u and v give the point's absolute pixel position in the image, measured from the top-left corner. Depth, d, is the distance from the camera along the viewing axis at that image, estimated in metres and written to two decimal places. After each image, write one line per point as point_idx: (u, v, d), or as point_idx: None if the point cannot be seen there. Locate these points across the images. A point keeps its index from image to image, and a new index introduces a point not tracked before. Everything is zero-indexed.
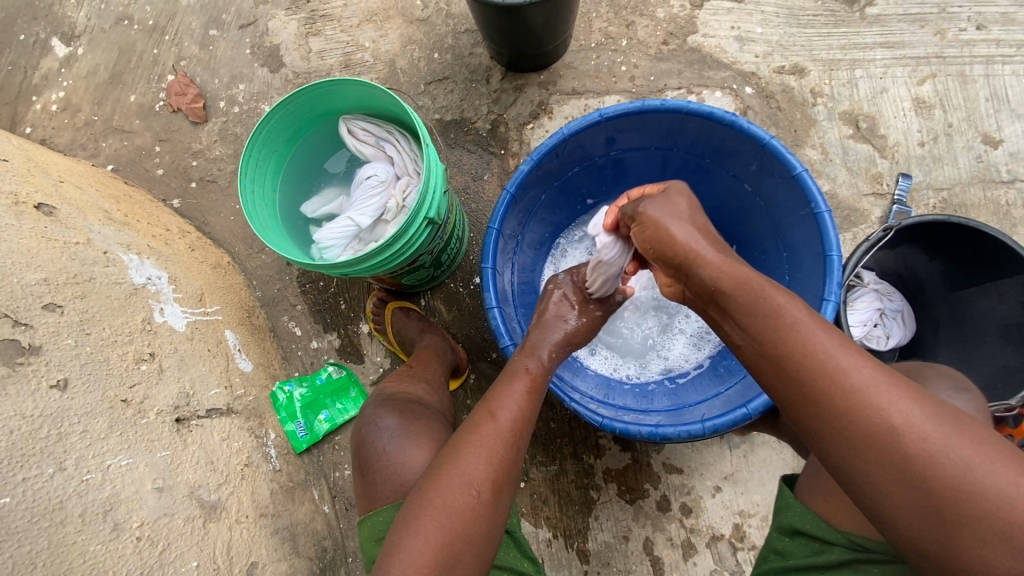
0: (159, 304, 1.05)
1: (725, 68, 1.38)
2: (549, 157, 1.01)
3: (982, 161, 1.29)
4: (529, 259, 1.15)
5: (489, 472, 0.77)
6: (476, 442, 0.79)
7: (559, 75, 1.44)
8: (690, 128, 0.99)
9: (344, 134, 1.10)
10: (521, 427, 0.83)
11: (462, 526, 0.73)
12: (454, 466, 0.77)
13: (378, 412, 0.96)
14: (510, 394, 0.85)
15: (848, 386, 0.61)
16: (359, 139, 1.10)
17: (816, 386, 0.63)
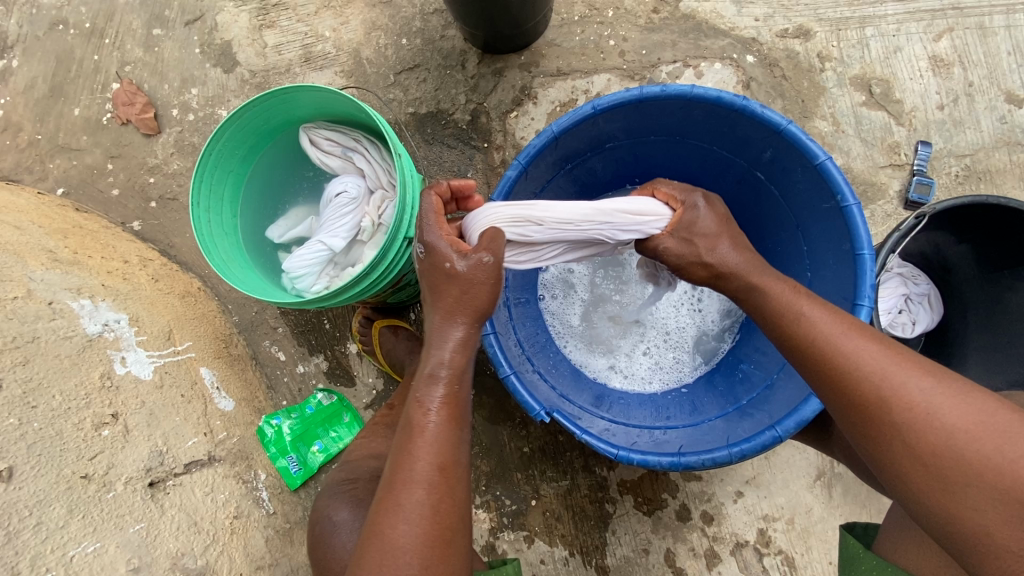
0: (120, 353, 0.96)
1: (723, 36, 1.25)
2: (539, 159, 0.90)
3: (1006, 122, 1.19)
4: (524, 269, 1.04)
5: (410, 561, 0.62)
6: (391, 527, 0.63)
7: (541, 55, 1.31)
8: (694, 114, 0.88)
9: (306, 145, 0.97)
10: (441, 478, 0.66)
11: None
12: (365, 561, 0.63)
13: (337, 499, 0.94)
14: (417, 446, 0.66)
15: (903, 406, 0.60)
16: (324, 151, 0.98)
17: (883, 417, 0.61)
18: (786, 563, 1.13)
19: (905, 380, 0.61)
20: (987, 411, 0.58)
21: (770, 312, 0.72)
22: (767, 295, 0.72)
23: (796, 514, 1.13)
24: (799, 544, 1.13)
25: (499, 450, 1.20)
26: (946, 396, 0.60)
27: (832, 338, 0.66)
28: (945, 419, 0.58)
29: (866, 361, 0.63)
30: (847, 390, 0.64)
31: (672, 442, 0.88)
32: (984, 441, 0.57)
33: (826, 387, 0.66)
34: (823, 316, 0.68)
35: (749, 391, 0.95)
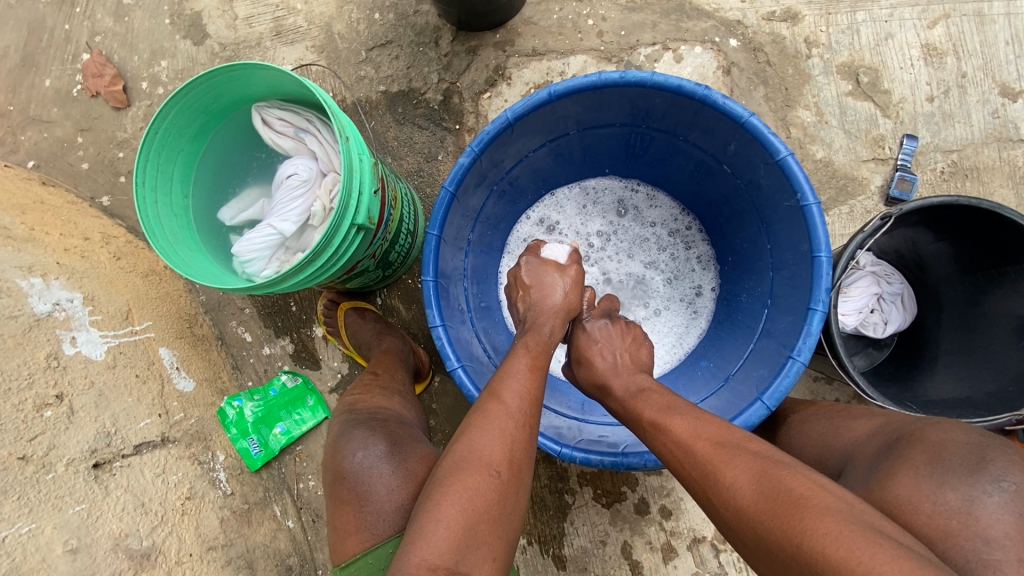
0: (71, 333, 0.95)
1: (706, 17, 1.20)
2: (493, 148, 0.87)
3: (998, 117, 1.13)
4: (481, 262, 1.02)
5: (507, 454, 0.70)
6: (494, 421, 0.72)
7: (516, 33, 1.26)
8: (656, 102, 0.85)
9: (259, 126, 0.95)
10: (532, 407, 0.76)
11: (476, 520, 0.65)
12: (467, 445, 0.71)
13: (371, 433, 0.92)
14: (516, 372, 0.78)
15: (720, 499, 0.60)
16: (277, 132, 0.95)
17: (719, 514, 0.60)
18: (743, 559, 1.12)
19: (722, 471, 0.61)
20: (813, 494, 0.54)
21: (674, 466, 0.67)
22: (665, 438, 0.69)
23: None
24: None
25: None
26: (858, 528, 0.49)
27: (668, 433, 0.69)
28: (763, 508, 0.55)
29: (690, 449, 0.65)
30: (699, 485, 0.63)
31: (623, 439, 0.88)
32: (808, 523, 0.51)
33: (756, 559, 0.56)
34: (671, 418, 0.71)
35: (705, 391, 0.93)
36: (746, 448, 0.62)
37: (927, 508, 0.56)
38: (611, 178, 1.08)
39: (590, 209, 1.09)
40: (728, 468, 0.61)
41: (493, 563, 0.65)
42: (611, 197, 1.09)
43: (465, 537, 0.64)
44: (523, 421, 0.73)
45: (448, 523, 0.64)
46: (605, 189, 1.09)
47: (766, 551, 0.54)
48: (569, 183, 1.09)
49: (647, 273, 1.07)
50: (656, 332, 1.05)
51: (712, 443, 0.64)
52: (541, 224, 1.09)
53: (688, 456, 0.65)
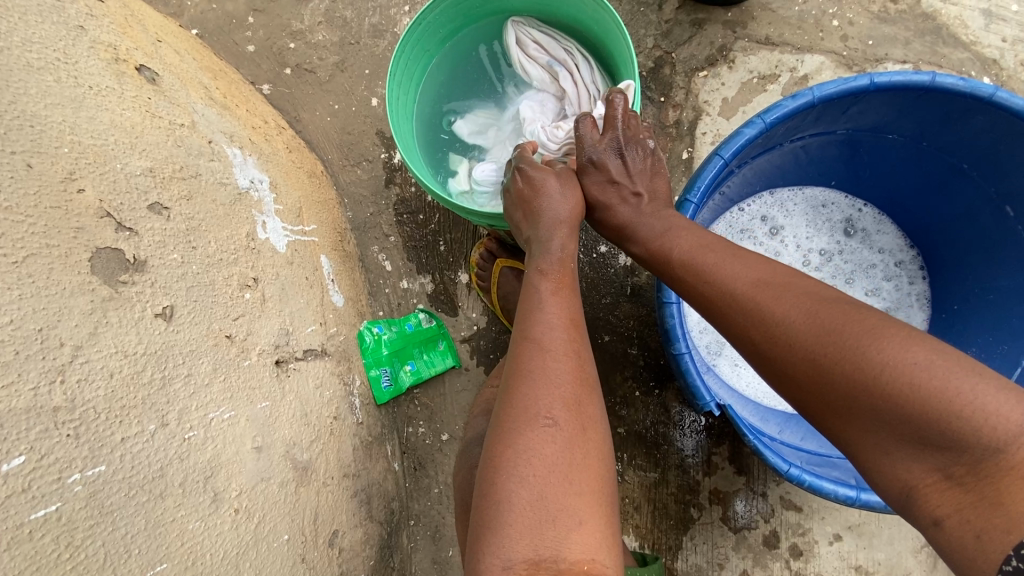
0: (262, 218, 0.87)
1: (963, 48, 1.11)
2: (782, 124, 0.80)
3: None
4: None
5: (557, 400, 0.61)
6: (541, 364, 0.63)
7: (751, 16, 1.17)
8: (973, 121, 0.78)
9: (511, 44, 0.87)
10: (572, 334, 0.67)
11: (556, 492, 0.56)
12: (515, 404, 0.61)
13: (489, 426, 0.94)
14: (540, 302, 0.69)
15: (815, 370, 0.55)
16: (529, 55, 0.87)
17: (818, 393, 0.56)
18: None
19: (807, 342, 0.57)
20: (843, 361, 0.54)
21: (726, 308, 0.65)
22: (751, 309, 0.62)
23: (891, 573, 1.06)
24: None
25: None
26: (941, 357, 0.50)
27: (736, 301, 0.64)
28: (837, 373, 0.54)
29: (767, 321, 0.60)
30: (793, 364, 0.58)
31: (831, 472, 0.84)
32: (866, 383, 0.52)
33: (812, 399, 0.57)
34: (744, 274, 0.65)
35: None
36: (806, 289, 0.60)
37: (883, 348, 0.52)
38: (837, 193, 1.00)
39: (807, 220, 1.00)
40: (810, 336, 0.57)
41: (595, 526, 0.55)
42: (838, 214, 1.00)
43: (540, 508, 0.55)
44: (565, 359, 0.64)
45: (529, 495, 0.55)
46: (829, 202, 1.00)
47: (840, 394, 0.54)
48: (793, 184, 1.00)
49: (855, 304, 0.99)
50: None
51: (754, 282, 0.64)
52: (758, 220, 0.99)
53: (757, 306, 0.62)
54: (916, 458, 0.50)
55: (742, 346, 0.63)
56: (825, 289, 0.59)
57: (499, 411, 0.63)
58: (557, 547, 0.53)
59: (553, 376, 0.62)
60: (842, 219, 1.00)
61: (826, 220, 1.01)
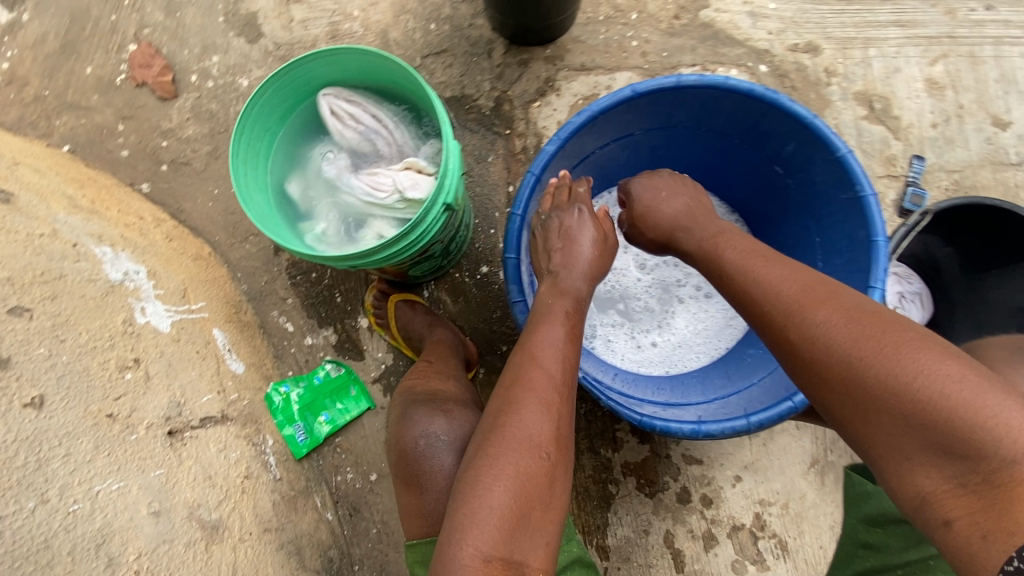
0: (141, 304, 0.94)
1: (738, 45, 1.33)
2: (576, 136, 0.94)
3: (992, 143, 1.26)
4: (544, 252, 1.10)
5: (547, 431, 0.73)
6: (532, 398, 0.74)
7: (566, 49, 1.36)
8: (725, 104, 0.94)
9: (326, 117, 0.97)
10: (568, 380, 0.78)
11: (531, 511, 0.69)
12: (501, 431, 0.73)
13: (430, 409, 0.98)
14: (556, 341, 0.80)
15: (841, 366, 0.64)
16: (344, 124, 0.98)
17: (842, 387, 0.64)
18: (780, 546, 1.17)
19: (839, 340, 0.65)
20: (889, 364, 0.61)
21: (772, 309, 0.73)
22: (800, 321, 0.69)
23: (790, 499, 1.17)
24: (793, 530, 1.17)
25: None
26: (970, 373, 0.57)
27: (791, 309, 0.71)
28: (871, 377, 0.61)
29: (811, 331, 0.68)
30: (828, 366, 0.65)
31: (686, 415, 0.95)
32: (912, 384, 0.59)
33: (843, 408, 0.65)
34: (792, 289, 0.73)
35: (759, 372, 0.99)
36: (849, 302, 0.68)
37: (922, 365, 0.59)
38: None
39: None
40: (844, 336, 0.65)
41: (550, 541, 0.70)
42: None
43: (520, 518, 0.68)
44: (559, 396, 0.76)
45: (510, 503, 0.67)
46: None
47: (860, 389, 0.62)
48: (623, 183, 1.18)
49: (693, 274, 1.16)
50: (699, 318, 1.14)
51: (800, 289, 0.72)
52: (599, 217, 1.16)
53: (801, 310, 0.70)
54: (938, 465, 0.57)
55: (785, 348, 0.71)
56: (870, 306, 0.66)
57: (486, 429, 0.75)
58: (521, 554, 0.67)
59: (541, 404, 0.74)
60: None
61: None
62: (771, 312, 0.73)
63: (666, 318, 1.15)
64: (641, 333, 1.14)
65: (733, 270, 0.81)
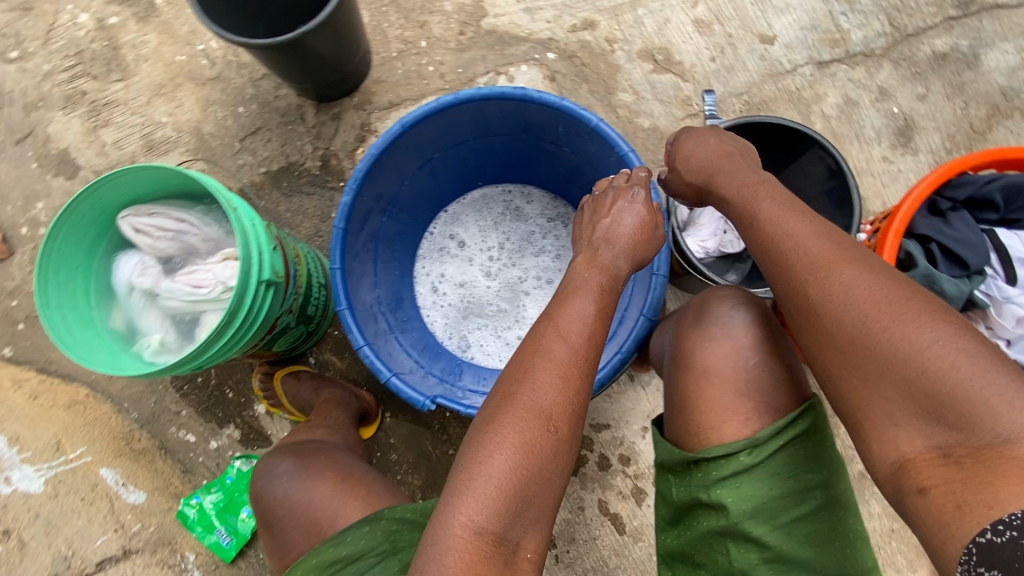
0: (5, 475, 1.22)
1: (523, 42, 1.42)
2: (369, 181, 0.99)
3: (766, 60, 1.38)
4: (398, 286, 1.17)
5: (553, 406, 0.75)
6: (544, 378, 0.76)
7: (371, 93, 1.42)
8: (491, 111, 1.01)
9: (130, 235, 0.98)
10: (584, 365, 0.79)
11: (532, 485, 0.73)
12: (512, 405, 0.75)
13: (275, 458, 1.01)
14: (580, 313, 0.82)
15: (852, 336, 0.71)
16: (152, 236, 0.99)
17: (852, 353, 0.71)
18: None
19: (861, 306, 0.71)
20: (919, 330, 0.67)
21: (798, 265, 0.77)
22: (826, 287, 0.74)
23: None
24: None
25: (426, 461, 1.27)
26: (971, 348, 0.66)
27: (812, 274, 0.75)
28: (890, 348, 0.68)
29: (841, 292, 0.72)
30: (842, 331, 0.72)
31: None
32: (924, 355, 0.66)
33: (848, 365, 0.72)
34: (818, 247, 0.76)
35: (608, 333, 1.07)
36: (870, 264, 0.73)
37: (930, 343, 0.66)
38: (490, 188, 1.30)
39: (478, 222, 1.29)
40: (868, 300, 0.71)
41: (545, 518, 0.75)
42: (498, 204, 1.30)
43: (520, 494, 0.72)
44: (573, 374, 0.78)
45: (508, 474, 0.72)
46: (489, 197, 1.30)
47: (875, 352, 0.69)
48: (458, 198, 1.30)
49: (542, 260, 1.26)
50: (554, 298, 1.22)
51: (828, 247, 0.76)
52: (448, 236, 1.29)
53: (827, 271, 0.74)
54: (924, 432, 0.67)
55: (801, 313, 0.76)
56: (884, 270, 0.72)
57: (501, 397, 0.77)
58: (516, 534, 0.72)
59: (554, 382, 0.77)
60: (503, 206, 1.30)
61: (496, 214, 1.30)
62: (790, 275, 0.77)
63: (519, 311, 1.23)
64: (505, 330, 1.22)
65: (770, 222, 0.82)
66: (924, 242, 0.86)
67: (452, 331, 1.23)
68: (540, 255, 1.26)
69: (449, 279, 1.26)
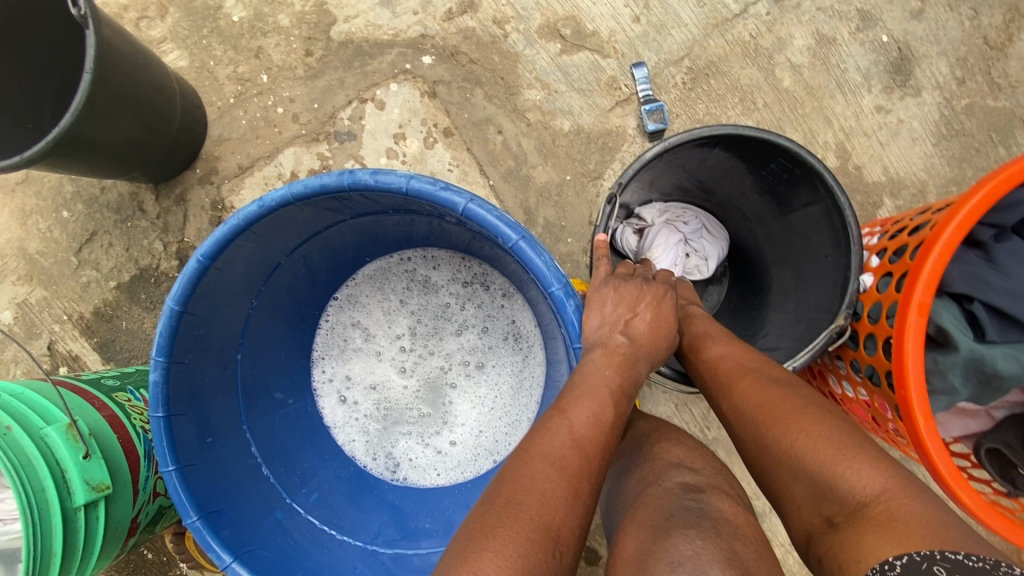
0: None
1: (389, 48, 1.08)
2: (184, 340, 0.72)
3: (705, 4, 1.04)
4: (292, 424, 0.90)
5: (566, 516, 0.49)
6: (552, 470, 0.51)
7: (215, 158, 1.11)
8: (325, 203, 0.72)
9: None
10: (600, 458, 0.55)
11: None
12: (512, 501, 0.48)
13: None
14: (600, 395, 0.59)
15: (748, 428, 0.57)
16: None
17: (755, 451, 0.56)
18: None
19: (751, 398, 0.59)
20: (795, 417, 0.54)
21: (709, 374, 0.67)
22: (728, 392, 0.62)
23: None
24: None
25: None
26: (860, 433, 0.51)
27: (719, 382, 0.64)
28: (775, 440, 0.54)
29: (738, 390, 0.61)
30: (746, 432, 0.58)
31: None
32: (800, 437, 0.52)
33: (757, 464, 0.56)
34: (726, 351, 0.67)
35: None
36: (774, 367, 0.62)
37: (805, 427, 0.52)
38: (386, 259, 0.97)
39: (382, 307, 0.98)
40: (759, 394, 0.58)
41: None
42: (401, 280, 0.97)
43: None
44: (589, 473, 0.53)
45: None
46: (386, 271, 0.97)
47: (766, 451, 0.55)
48: (349, 279, 0.97)
49: (468, 339, 0.96)
50: (489, 390, 0.95)
51: (741, 352, 0.66)
52: (346, 330, 0.97)
53: (731, 375, 0.63)
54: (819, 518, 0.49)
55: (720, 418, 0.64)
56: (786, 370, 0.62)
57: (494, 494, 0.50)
58: None
59: (567, 481, 0.51)
60: (406, 284, 0.97)
61: (403, 287, 0.97)
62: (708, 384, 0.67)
63: (446, 413, 0.96)
64: (433, 438, 0.95)
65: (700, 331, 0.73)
66: (962, 301, 0.68)
67: (366, 453, 0.95)
68: (464, 333, 0.97)
69: (358, 382, 0.96)
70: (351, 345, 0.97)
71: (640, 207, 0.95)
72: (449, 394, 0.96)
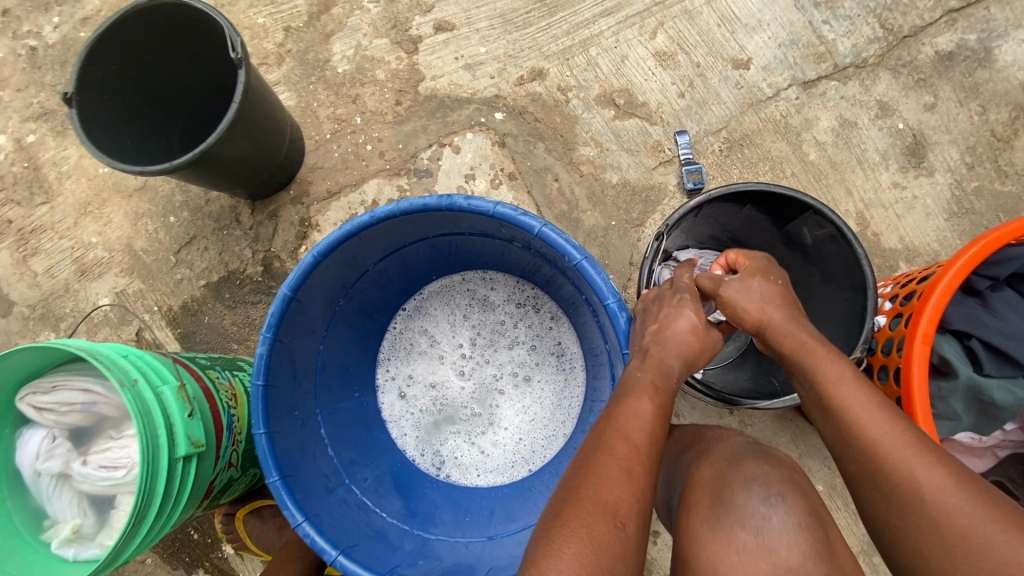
0: None
1: (467, 104, 1.27)
2: (288, 322, 0.84)
3: (743, 87, 1.21)
4: (354, 415, 1.01)
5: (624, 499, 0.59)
6: (612, 462, 0.61)
7: (307, 182, 1.29)
8: (420, 220, 0.87)
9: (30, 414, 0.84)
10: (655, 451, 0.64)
11: None
12: (578, 492, 0.60)
13: None
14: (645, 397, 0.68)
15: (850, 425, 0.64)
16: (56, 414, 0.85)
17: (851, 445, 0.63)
18: None
19: (850, 396, 0.65)
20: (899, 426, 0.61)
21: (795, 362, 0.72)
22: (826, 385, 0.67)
23: None
24: None
25: None
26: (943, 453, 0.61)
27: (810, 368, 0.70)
28: (877, 441, 0.62)
29: (836, 383, 0.67)
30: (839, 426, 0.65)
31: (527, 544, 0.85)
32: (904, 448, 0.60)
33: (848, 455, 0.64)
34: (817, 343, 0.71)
35: None
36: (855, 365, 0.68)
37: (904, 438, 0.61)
38: (448, 279, 1.10)
39: (447, 317, 1.10)
40: (854, 394, 0.65)
41: None
42: (463, 296, 1.10)
43: None
44: (645, 462, 0.63)
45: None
46: (451, 287, 1.11)
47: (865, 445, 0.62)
48: (415, 294, 1.10)
49: (520, 354, 1.08)
50: (535, 400, 1.05)
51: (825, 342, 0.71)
52: (412, 336, 1.10)
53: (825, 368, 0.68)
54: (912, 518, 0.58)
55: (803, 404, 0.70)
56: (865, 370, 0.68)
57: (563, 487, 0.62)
58: None
59: (624, 475, 0.61)
60: (468, 299, 1.10)
61: (466, 303, 1.10)
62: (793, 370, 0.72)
63: (494, 415, 1.06)
64: (480, 438, 1.05)
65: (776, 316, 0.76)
66: (962, 337, 0.82)
67: (420, 449, 1.05)
68: (515, 348, 1.08)
69: (418, 380, 1.08)
70: (415, 349, 1.10)
71: (679, 251, 1.04)
72: (499, 399, 1.07)
